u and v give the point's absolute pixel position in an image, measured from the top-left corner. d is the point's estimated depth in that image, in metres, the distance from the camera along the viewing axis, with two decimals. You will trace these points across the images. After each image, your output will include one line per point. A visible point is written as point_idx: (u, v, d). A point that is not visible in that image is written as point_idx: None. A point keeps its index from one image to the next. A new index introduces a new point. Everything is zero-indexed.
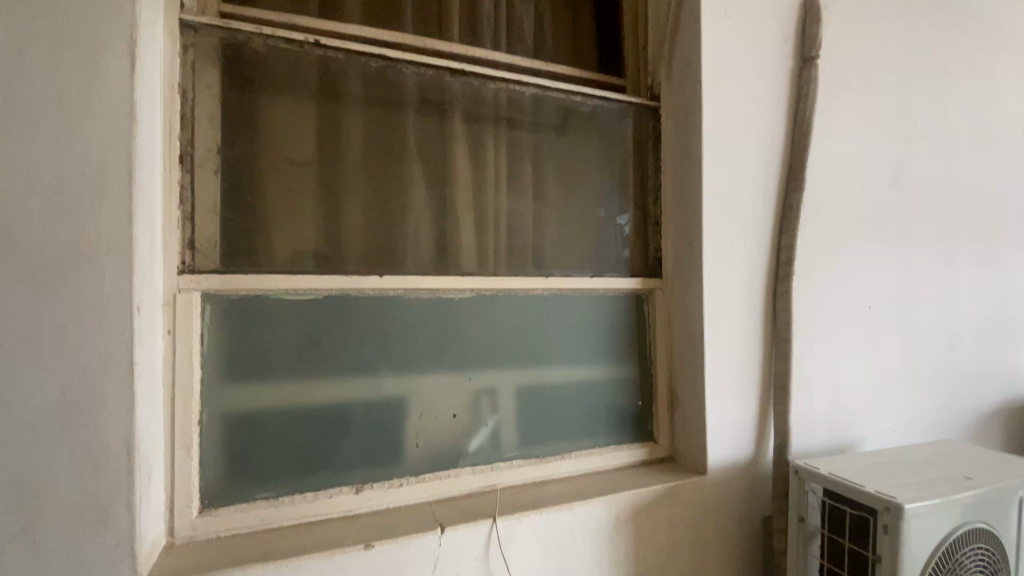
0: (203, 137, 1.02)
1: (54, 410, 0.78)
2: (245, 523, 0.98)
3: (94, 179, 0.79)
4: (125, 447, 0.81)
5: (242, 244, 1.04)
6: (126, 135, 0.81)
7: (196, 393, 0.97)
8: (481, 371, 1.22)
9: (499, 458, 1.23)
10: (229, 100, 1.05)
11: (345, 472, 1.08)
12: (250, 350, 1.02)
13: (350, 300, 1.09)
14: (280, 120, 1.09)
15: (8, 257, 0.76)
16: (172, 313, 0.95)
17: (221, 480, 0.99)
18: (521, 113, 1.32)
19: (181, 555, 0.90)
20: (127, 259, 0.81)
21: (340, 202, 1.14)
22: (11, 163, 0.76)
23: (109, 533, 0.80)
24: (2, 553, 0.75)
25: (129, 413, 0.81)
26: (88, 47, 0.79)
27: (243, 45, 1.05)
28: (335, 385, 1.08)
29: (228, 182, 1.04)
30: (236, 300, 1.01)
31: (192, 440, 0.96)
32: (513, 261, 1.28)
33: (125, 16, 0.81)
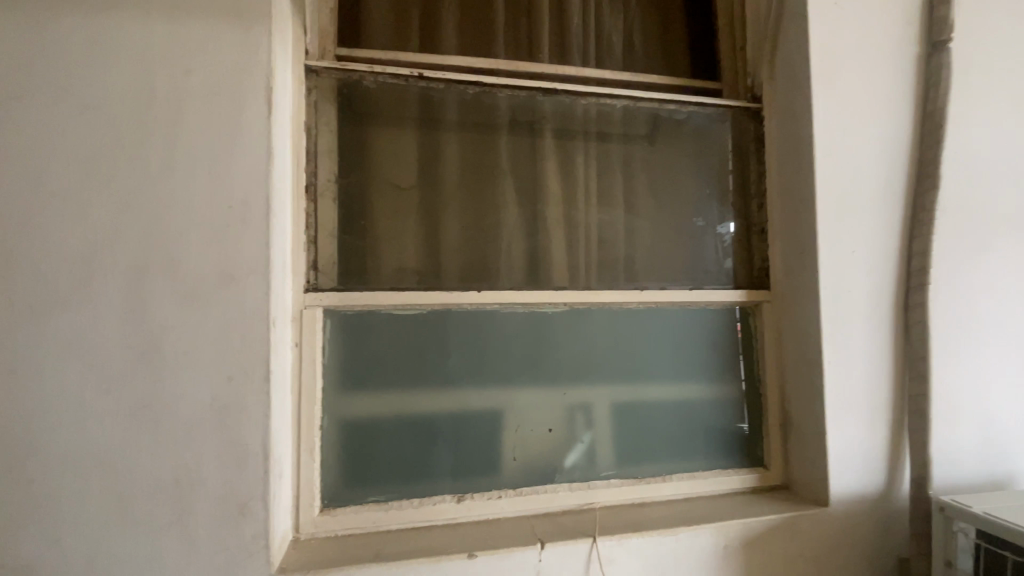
0: (323, 167, 1.13)
1: (206, 413, 0.89)
2: (358, 524, 1.05)
3: (239, 211, 0.91)
4: (262, 448, 0.91)
5: (355, 264, 1.14)
6: (264, 171, 0.92)
7: (318, 401, 1.06)
8: (576, 386, 1.21)
9: (596, 475, 1.20)
10: (344, 133, 1.16)
11: (446, 480, 1.12)
12: (362, 362, 1.10)
13: (450, 316, 1.14)
14: (387, 149, 1.19)
15: (174, 280, 0.89)
16: (299, 327, 1.05)
17: (338, 482, 1.07)
18: (613, 127, 1.31)
19: (305, 550, 0.99)
20: (265, 280, 0.92)
21: (439, 222, 1.20)
22: (177, 200, 0.89)
23: (248, 525, 0.90)
24: (166, 536, 0.87)
25: (264, 417, 0.91)
26: (235, 97, 0.92)
27: (356, 84, 1.16)
28: (437, 396, 1.13)
29: (343, 207, 1.15)
30: (351, 315, 1.10)
31: (314, 444, 1.05)
32: (607, 274, 1.26)
33: (263, 68, 0.93)
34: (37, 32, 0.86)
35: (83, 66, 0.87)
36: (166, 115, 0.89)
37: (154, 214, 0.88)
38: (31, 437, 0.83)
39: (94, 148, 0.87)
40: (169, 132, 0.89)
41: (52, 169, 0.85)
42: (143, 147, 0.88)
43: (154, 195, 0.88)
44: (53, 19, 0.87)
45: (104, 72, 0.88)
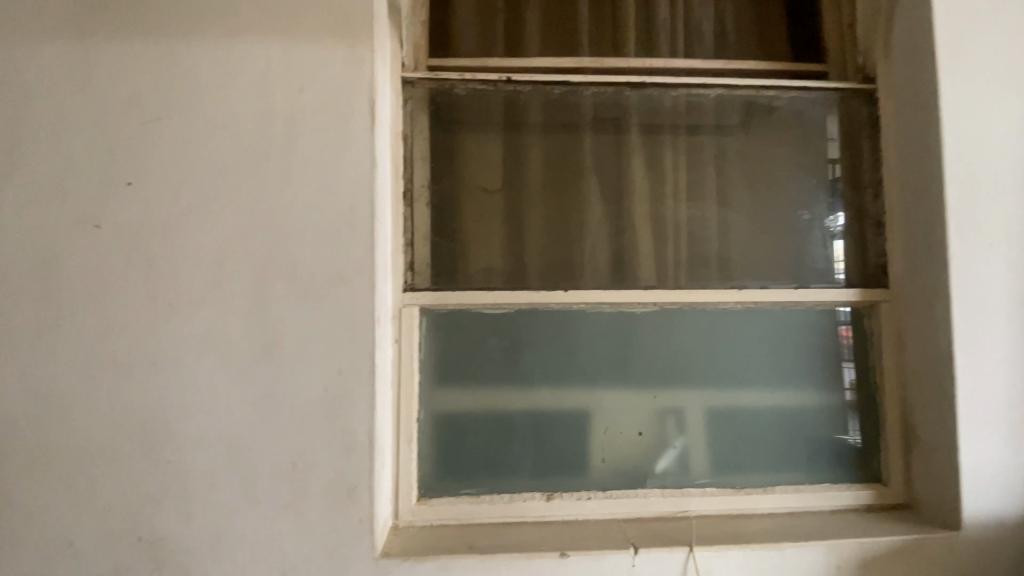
0: (418, 173, 1.19)
1: (319, 403, 0.96)
2: (453, 515, 1.09)
3: (348, 216, 0.98)
4: (368, 437, 0.97)
5: (447, 264, 1.18)
6: (367, 178, 0.99)
7: (416, 396, 1.11)
8: (668, 389, 1.17)
9: (690, 482, 1.16)
10: (436, 139, 1.21)
11: (536, 479, 1.13)
12: (456, 359, 1.14)
13: (537, 315, 1.15)
14: (475, 153, 1.22)
15: (290, 281, 0.96)
16: (399, 325, 1.12)
17: (434, 473, 1.12)
18: (704, 119, 1.26)
19: (405, 536, 1.04)
20: (369, 280, 0.98)
21: (525, 223, 1.22)
22: (293, 207, 0.97)
23: (355, 509, 0.96)
24: (285, 516, 0.95)
25: (369, 408, 0.97)
26: (342, 109, 0.99)
27: (448, 92, 1.21)
28: (527, 395, 1.14)
29: (436, 210, 1.20)
30: (445, 313, 1.15)
31: (412, 436, 1.10)
32: (700, 272, 1.21)
33: (366, 81, 0.99)
34: (174, 60, 0.96)
35: (212, 88, 0.96)
36: (282, 129, 0.97)
37: (272, 220, 0.96)
38: (170, 422, 0.93)
39: (222, 161, 0.96)
40: (285, 145, 0.97)
41: (187, 182, 0.95)
42: (263, 158, 0.97)
43: (273, 203, 0.96)
44: (187, 47, 0.96)
45: (229, 92, 0.96)
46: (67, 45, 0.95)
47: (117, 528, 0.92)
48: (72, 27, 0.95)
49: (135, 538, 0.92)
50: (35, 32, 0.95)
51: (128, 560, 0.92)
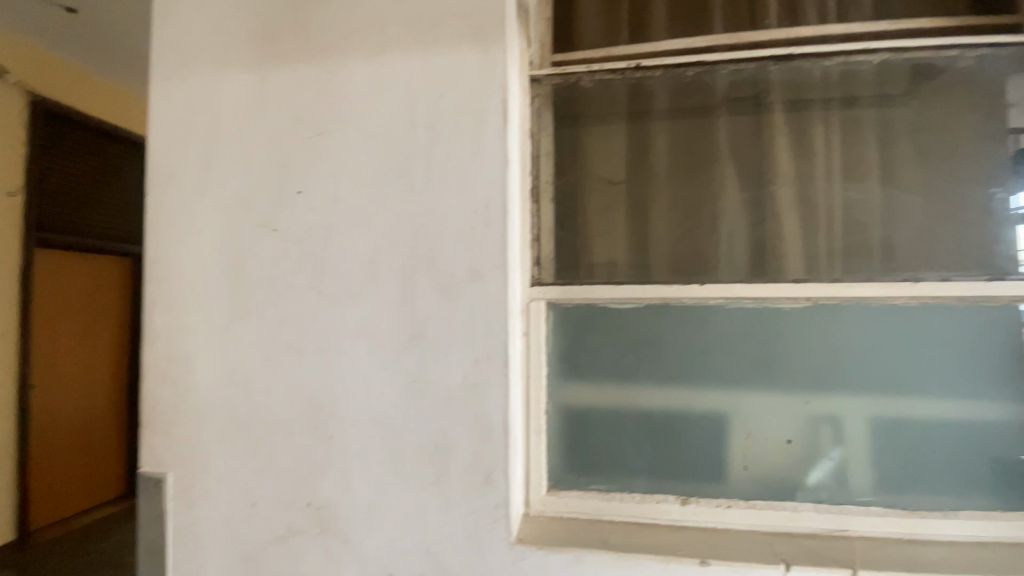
0: (544, 169, 1.20)
1: (459, 391, 1.01)
2: (582, 509, 1.09)
3: (484, 214, 1.02)
4: (503, 426, 1.00)
5: (573, 259, 1.17)
6: (501, 175, 1.02)
7: (544, 388, 1.13)
8: (820, 394, 1.05)
9: (849, 500, 1.03)
10: (561, 134, 1.21)
11: (670, 480, 1.09)
12: (584, 354, 1.13)
13: (669, 310, 1.10)
14: (601, 145, 1.20)
15: (432, 275, 1.03)
16: (527, 319, 1.13)
17: (563, 467, 1.12)
18: (864, 90, 1.11)
19: (538, 526, 1.06)
20: (503, 274, 1.01)
21: (653, 214, 1.17)
22: (434, 206, 1.03)
23: (492, 494, 1.00)
24: (430, 495, 1.01)
25: (504, 398, 1.00)
26: (476, 110, 1.03)
27: (575, 86, 1.20)
28: (659, 393, 1.10)
29: (560, 205, 1.20)
30: (572, 307, 1.14)
31: (542, 427, 1.11)
32: (858, 262, 1.08)
33: (499, 81, 1.02)
34: (332, 78, 1.07)
35: (363, 101, 1.06)
36: (422, 133, 1.04)
37: (417, 219, 1.04)
38: (333, 403, 1.04)
39: (373, 167, 1.05)
40: (426, 148, 1.04)
41: (344, 188, 1.06)
42: (408, 162, 1.04)
43: (416, 203, 1.04)
44: (341, 65, 1.06)
45: (378, 103, 1.05)
46: (247, 75, 1.09)
47: (290, 493, 1.05)
48: (250, 57, 1.09)
49: (304, 503, 1.05)
50: (223, 65, 1.10)
51: (299, 521, 1.05)
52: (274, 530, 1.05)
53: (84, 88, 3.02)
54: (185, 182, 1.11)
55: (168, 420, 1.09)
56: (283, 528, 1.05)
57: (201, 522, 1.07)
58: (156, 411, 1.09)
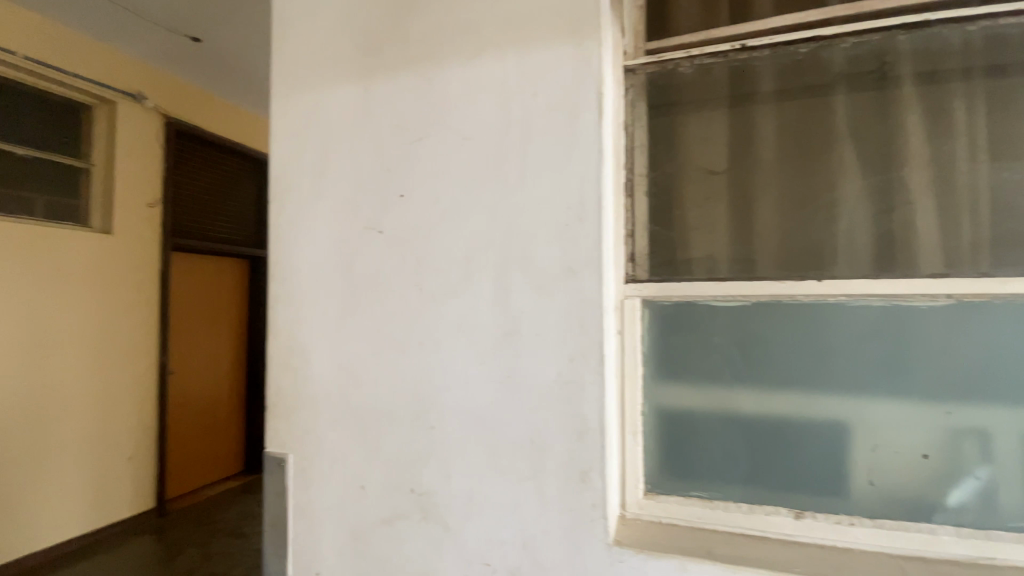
0: (638, 162, 1.16)
1: (554, 388, 1.01)
2: (683, 515, 1.05)
3: (577, 209, 1.00)
4: (599, 426, 0.99)
5: (669, 255, 1.13)
6: (595, 170, 1.00)
7: (640, 388, 1.09)
8: (963, 404, 0.93)
9: (1000, 525, 0.91)
10: (657, 124, 1.16)
11: (780, 491, 1.02)
12: (683, 353, 1.08)
13: (779, 308, 1.02)
14: (700, 133, 1.14)
15: (527, 272, 1.03)
16: (622, 316, 1.11)
17: (661, 470, 1.08)
18: (1018, 54, 0.97)
19: (636, 530, 1.03)
20: (598, 271, 0.99)
21: (758, 205, 1.09)
22: (528, 203, 1.03)
23: (589, 493, 0.99)
24: (526, 491, 1.02)
25: (600, 397, 0.99)
26: (570, 105, 1.01)
27: (672, 73, 1.15)
28: (769, 397, 1.03)
29: (656, 198, 1.15)
30: (670, 305, 1.09)
31: (638, 428, 1.08)
32: (1011, 254, 0.93)
33: (594, 74, 1.00)
34: (430, 83, 1.11)
35: (459, 103, 1.09)
36: (517, 132, 1.05)
37: (511, 216, 1.04)
38: (433, 397, 1.09)
39: (469, 168, 1.08)
40: (520, 145, 1.04)
41: (442, 189, 1.10)
42: (503, 161, 1.05)
43: (511, 201, 1.05)
44: (439, 70, 1.10)
45: (473, 105, 1.08)
46: (353, 86, 1.17)
47: (395, 479, 1.11)
48: (356, 69, 1.17)
49: (408, 489, 1.10)
50: (332, 79, 1.19)
51: (403, 505, 1.10)
52: (380, 513, 1.12)
53: (204, 107, 3.38)
54: (301, 189, 1.20)
55: (288, 407, 1.19)
56: (389, 512, 1.11)
57: (317, 501, 1.17)
58: (279, 397, 1.20)
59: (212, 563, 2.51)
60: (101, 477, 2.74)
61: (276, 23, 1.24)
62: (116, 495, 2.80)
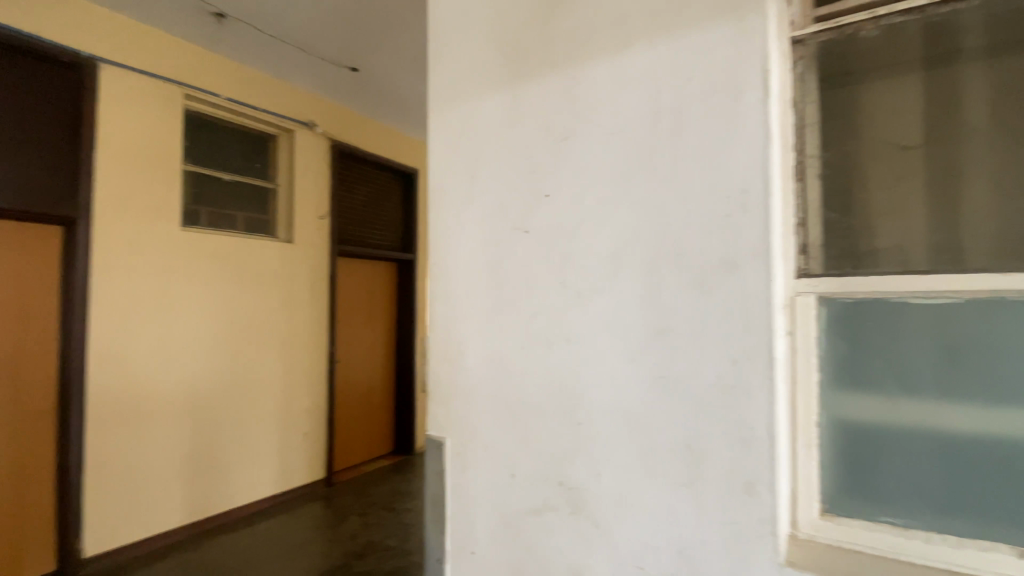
0: (809, 142, 1.03)
1: (714, 391, 0.95)
2: (870, 542, 0.91)
3: (740, 199, 0.93)
4: (768, 433, 0.90)
5: (850, 245, 0.99)
6: (760, 156, 0.91)
7: (815, 396, 0.97)
8: None
9: None
10: (830, 98, 1.03)
11: (1002, 526, 0.84)
12: (870, 357, 0.94)
13: (1006, 306, 0.84)
14: (885, 105, 0.98)
15: (681, 268, 0.98)
16: (793, 314, 0.99)
17: (840, 489, 0.96)
18: None
19: (812, 553, 0.92)
20: (766, 265, 0.91)
21: (967, 183, 0.91)
22: (682, 196, 0.99)
23: (755, 507, 0.91)
24: (682, 497, 0.98)
25: (769, 403, 0.90)
26: (732, 87, 0.94)
27: (851, 38, 1.01)
28: (990, 414, 0.85)
29: (830, 182, 1.01)
30: (853, 302, 0.96)
31: (812, 440, 0.97)
32: None
33: (758, 51, 0.92)
34: (576, 82, 1.12)
35: (606, 99, 1.07)
36: (669, 121, 1.00)
37: (663, 210, 1.00)
38: (581, 393, 1.09)
39: (618, 163, 1.06)
40: (673, 136, 1.00)
41: (589, 186, 1.09)
42: (652, 153, 1.02)
43: (663, 195, 1.01)
44: (586, 68, 1.10)
45: (621, 99, 1.06)
46: (501, 94, 1.22)
47: (545, 472, 1.14)
48: (504, 77, 1.22)
49: (557, 482, 1.12)
50: (482, 88, 1.26)
51: (553, 498, 1.13)
52: (531, 503, 1.16)
53: (360, 128, 3.82)
54: (455, 194, 1.29)
55: (445, 396, 1.29)
56: (539, 502, 1.14)
57: (471, 485, 1.25)
58: (437, 387, 1.31)
59: (370, 531, 2.82)
60: (285, 449, 3.24)
61: (432, 40, 1.35)
62: (296, 464, 3.31)
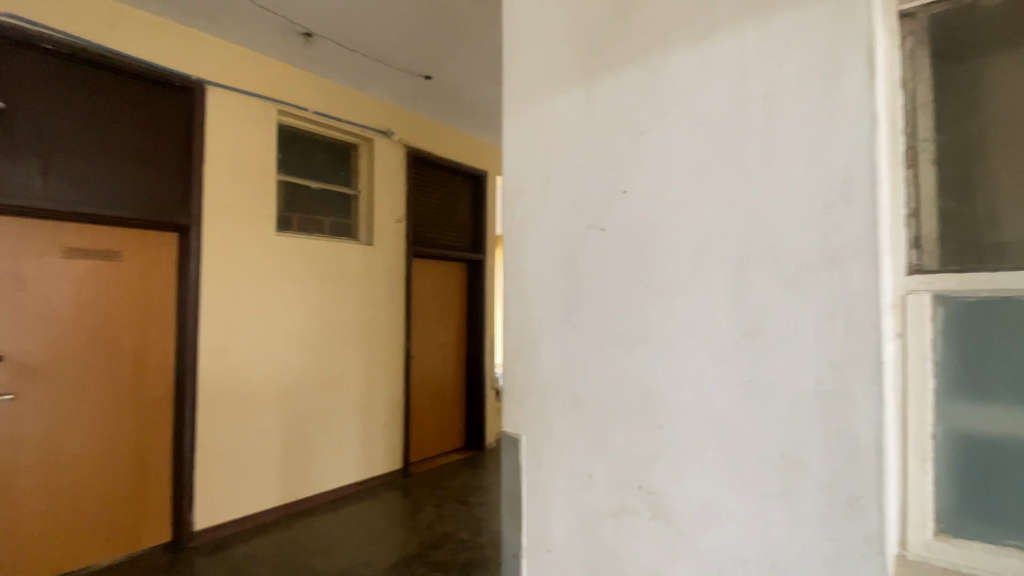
0: (921, 125, 0.93)
1: (811, 396, 0.88)
2: (997, 569, 0.81)
3: (842, 190, 0.86)
4: (876, 445, 0.83)
5: (971, 238, 0.88)
6: (866, 142, 0.84)
7: (930, 404, 0.88)
8: None
9: None
10: (947, 75, 0.92)
11: None
12: (999, 363, 0.83)
13: None
14: (1015, 79, 0.87)
15: (773, 266, 0.93)
16: (903, 314, 0.90)
17: (959, 508, 0.86)
18: None
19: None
20: (873, 261, 0.83)
21: None
22: (774, 190, 0.93)
23: (859, 523, 0.84)
24: (773, 508, 0.92)
25: (877, 411, 0.83)
26: (831, 70, 0.87)
27: (970, 9, 0.91)
28: None
29: (947, 168, 0.91)
30: (976, 301, 0.86)
31: (926, 453, 0.87)
32: None
33: (863, 29, 0.85)
34: (655, 77, 1.09)
35: (687, 91, 1.04)
36: (758, 110, 0.95)
37: (751, 205, 0.95)
38: (661, 394, 1.06)
39: (701, 157, 1.02)
40: (762, 126, 0.95)
41: (670, 181, 1.06)
42: (739, 146, 0.97)
43: (752, 189, 0.95)
44: (666, 59, 1.07)
45: (705, 91, 1.02)
46: (577, 93, 1.22)
47: (623, 474, 1.12)
48: (579, 77, 1.22)
49: (636, 486, 1.10)
50: (557, 89, 1.26)
51: (632, 502, 1.10)
52: (608, 505, 1.14)
53: (433, 134, 3.97)
54: (530, 195, 1.30)
55: (522, 393, 1.31)
56: (617, 504, 1.13)
57: (548, 483, 1.25)
58: (514, 384, 1.32)
59: (446, 522, 2.93)
60: (366, 440, 3.43)
61: (506, 43, 1.37)
62: (376, 454, 3.49)
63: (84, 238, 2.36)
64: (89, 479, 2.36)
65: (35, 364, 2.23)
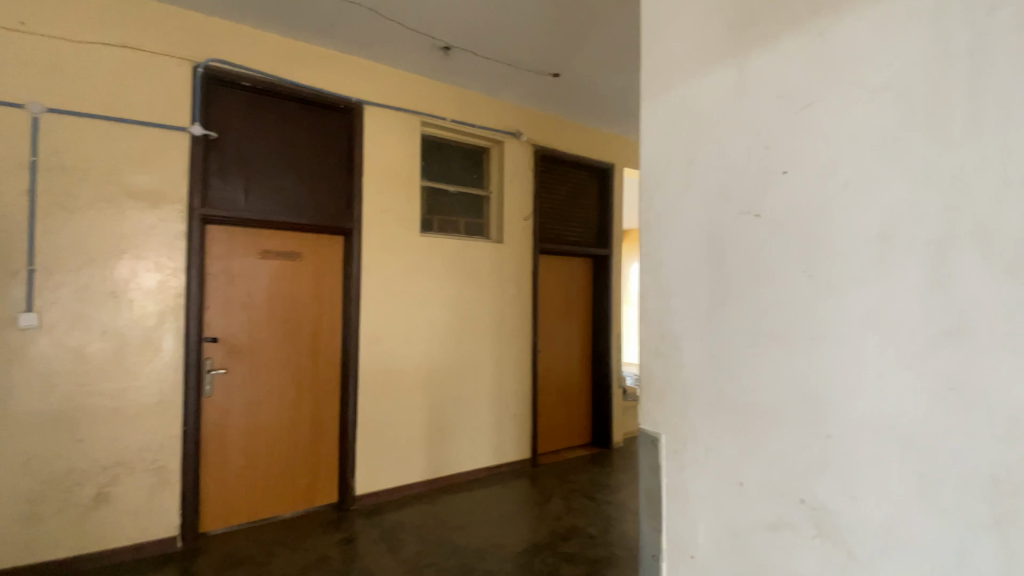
0: None
1: None
2: None
3: None
4: None
5: None
6: None
7: None
8: None
9: None
10: None
11: None
12: None
13: None
14: None
15: (985, 241, 0.69)
16: None
17: None
18: None
19: None
20: None
21: None
22: (985, 140, 0.69)
23: None
24: (980, 544, 0.69)
25: None
26: None
27: None
28: None
29: None
30: None
31: None
32: None
33: None
34: (824, 26, 0.89)
35: (864, 34, 0.83)
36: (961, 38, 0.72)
37: (953, 164, 0.72)
38: (826, 400, 0.87)
39: (877, 112, 0.81)
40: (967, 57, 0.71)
41: (836, 149, 0.86)
42: (937, 86, 0.74)
43: (960, 143, 0.72)
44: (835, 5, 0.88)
45: (891, 31, 0.80)
46: (724, 58, 1.06)
47: (778, 483, 0.95)
48: (723, 39, 1.07)
49: (796, 499, 0.92)
50: (699, 58, 1.12)
51: (791, 516, 0.93)
52: (763, 515, 0.97)
53: (561, 132, 4.02)
54: (672, 177, 1.17)
55: (661, 391, 1.18)
56: (773, 516, 0.96)
57: (692, 487, 1.11)
58: (651, 379, 1.21)
59: (574, 516, 2.95)
60: (498, 428, 3.61)
61: (646, 16, 1.26)
62: (507, 442, 3.66)
63: (273, 241, 2.83)
64: (276, 443, 2.84)
65: (240, 345, 2.73)
